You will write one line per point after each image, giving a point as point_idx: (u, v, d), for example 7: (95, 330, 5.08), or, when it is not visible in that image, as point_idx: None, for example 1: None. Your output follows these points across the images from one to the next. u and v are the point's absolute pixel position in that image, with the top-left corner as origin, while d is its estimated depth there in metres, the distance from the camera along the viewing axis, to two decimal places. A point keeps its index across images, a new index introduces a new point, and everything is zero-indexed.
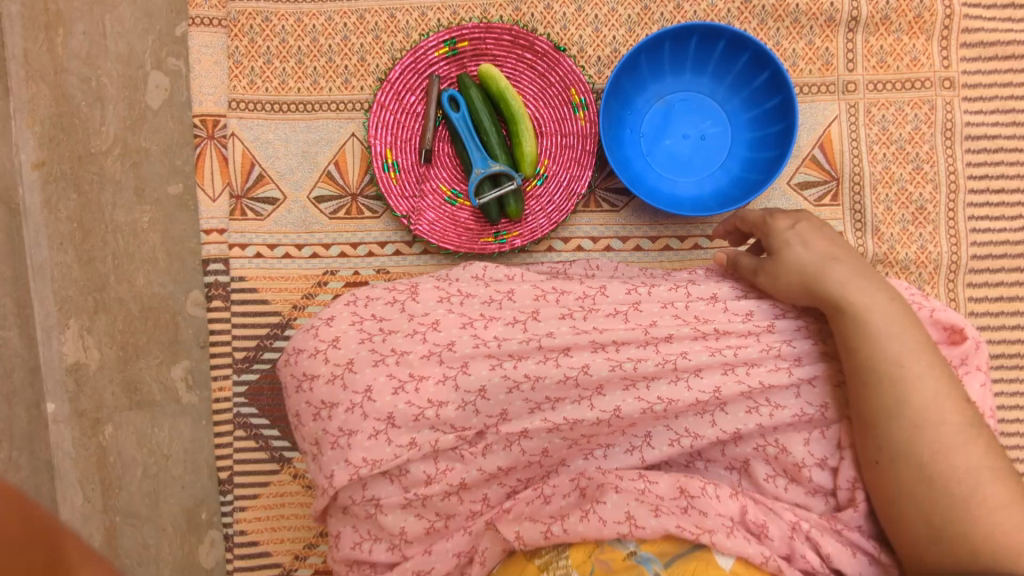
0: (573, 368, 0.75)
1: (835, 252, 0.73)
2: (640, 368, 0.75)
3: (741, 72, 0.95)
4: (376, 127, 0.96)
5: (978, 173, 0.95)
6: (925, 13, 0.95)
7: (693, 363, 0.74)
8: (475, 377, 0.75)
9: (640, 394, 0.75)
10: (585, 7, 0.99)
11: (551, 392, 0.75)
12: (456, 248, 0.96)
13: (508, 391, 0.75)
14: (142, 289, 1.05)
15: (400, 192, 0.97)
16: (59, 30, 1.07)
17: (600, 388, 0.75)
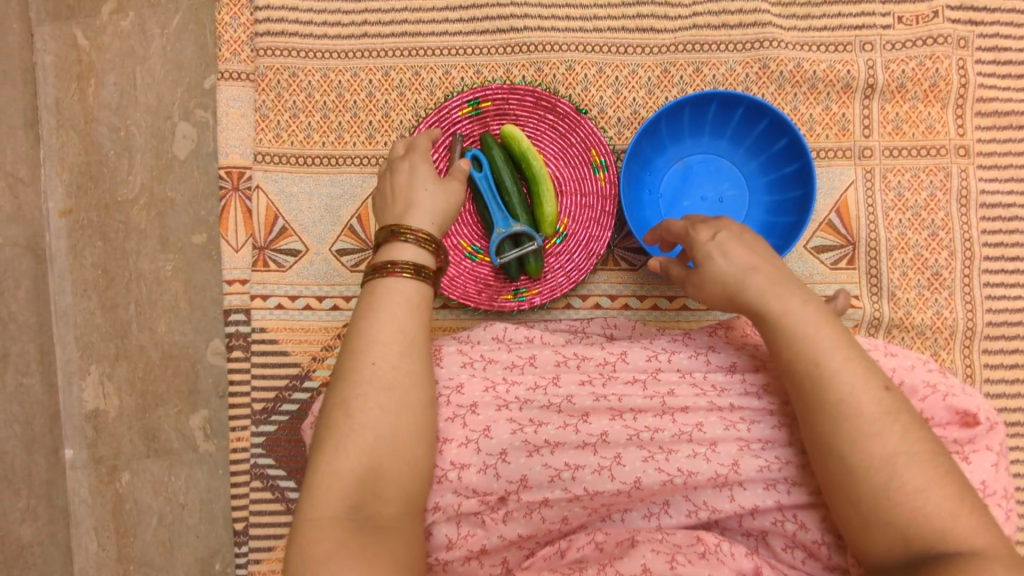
0: (593, 436, 0.76)
1: (756, 261, 0.71)
2: (658, 437, 0.76)
3: (759, 137, 0.96)
4: None
5: (993, 241, 0.96)
6: (941, 82, 0.96)
7: (709, 436, 0.76)
8: (497, 441, 0.76)
9: (660, 464, 0.75)
10: (606, 69, 1.01)
11: (571, 458, 0.76)
12: (476, 304, 0.97)
13: (529, 455, 0.76)
14: (163, 337, 1.07)
15: None
16: (90, 80, 1.09)
17: (619, 456, 0.76)
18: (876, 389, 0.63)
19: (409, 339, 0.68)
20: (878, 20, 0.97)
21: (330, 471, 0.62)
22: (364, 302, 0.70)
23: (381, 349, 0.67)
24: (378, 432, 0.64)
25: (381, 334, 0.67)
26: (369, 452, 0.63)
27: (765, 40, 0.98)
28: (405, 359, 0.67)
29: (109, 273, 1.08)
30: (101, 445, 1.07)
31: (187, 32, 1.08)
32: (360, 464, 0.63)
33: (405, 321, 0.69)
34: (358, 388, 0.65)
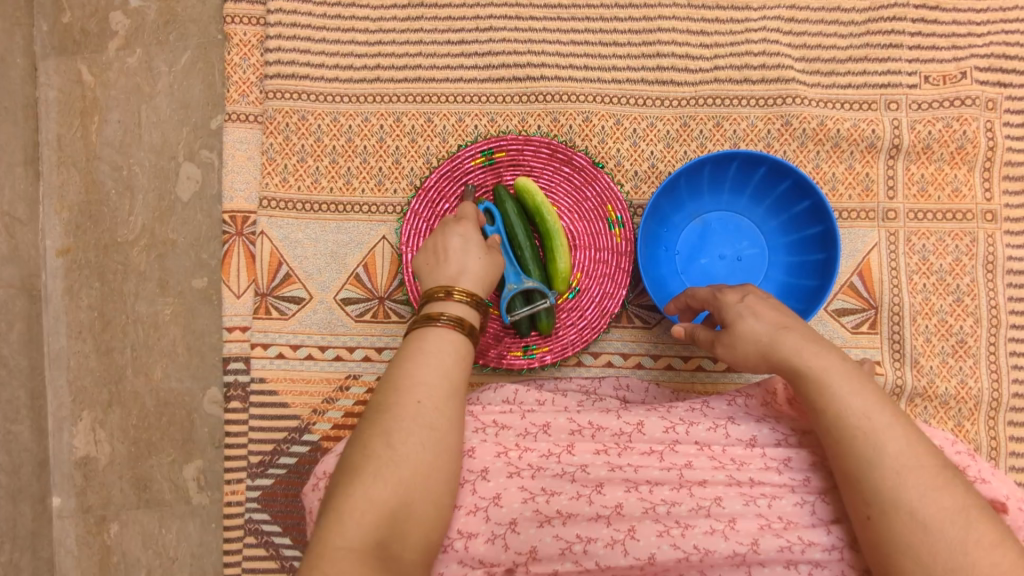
0: (607, 507, 0.72)
1: (786, 322, 0.71)
2: (673, 511, 0.71)
3: (780, 196, 0.93)
4: (408, 235, 0.93)
5: (1020, 309, 0.93)
6: (968, 144, 0.94)
7: (727, 511, 0.70)
8: (507, 509, 0.72)
9: (675, 540, 0.69)
10: (624, 121, 0.98)
11: (583, 530, 0.71)
12: (485, 360, 0.93)
13: (539, 525, 0.71)
14: (159, 383, 1.03)
15: None
16: (94, 117, 1.06)
17: (633, 529, 0.70)
18: (921, 463, 0.59)
19: (452, 384, 0.67)
20: (904, 79, 0.95)
21: (362, 499, 0.59)
22: (412, 347, 0.69)
23: (426, 390, 0.65)
24: (413, 470, 0.62)
25: (428, 376, 0.66)
26: (401, 488, 0.61)
27: (788, 96, 0.96)
28: (448, 402, 0.66)
29: (105, 315, 1.05)
30: (90, 494, 1.03)
31: (195, 71, 1.06)
32: (393, 498, 0.60)
33: (451, 368, 0.68)
34: (399, 421, 0.63)
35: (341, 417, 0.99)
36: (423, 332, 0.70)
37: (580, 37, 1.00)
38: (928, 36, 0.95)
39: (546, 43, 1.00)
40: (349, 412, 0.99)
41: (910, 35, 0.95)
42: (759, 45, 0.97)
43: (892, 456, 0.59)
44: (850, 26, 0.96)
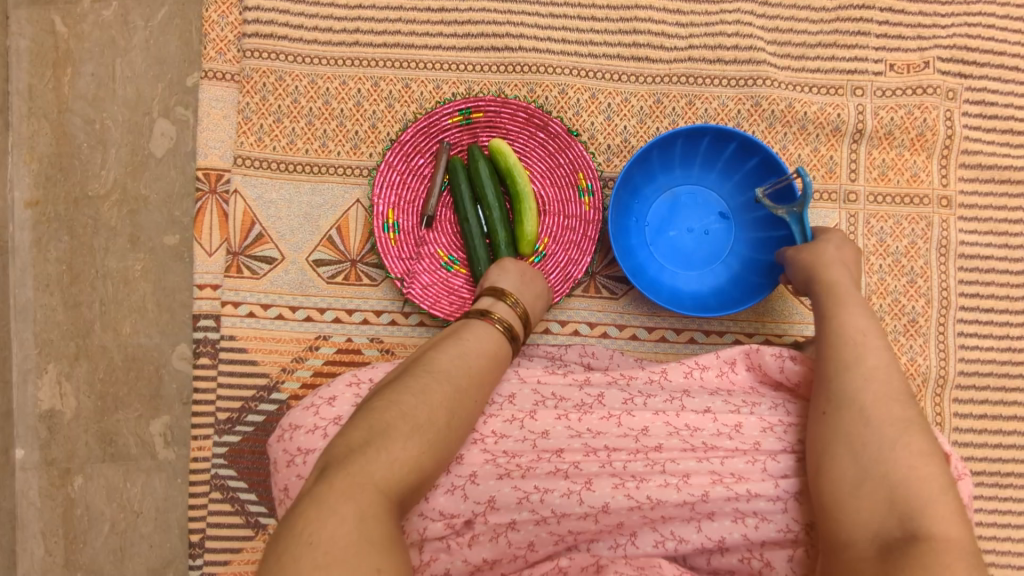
0: (565, 463, 0.74)
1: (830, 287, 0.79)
2: (629, 466, 0.73)
3: (748, 173, 0.96)
4: (381, 186, 0.95)
5: (970, 291, 0.97)
6: (927, 131, 0.97)
7: (680, 468, 0.73)
8: (467, 465, 0.73)
9: (629, 492, 0.72)
10: (599, 95, 1.00)
11: (540, 481, 0.72)
12: (445, 316, 0.94)
13: (498, 477, 0.73)
14: (127, 339, 1.04)
15: (398, 253, 0.96)
16: (66, 69, 1.05)
17: (589, 481, 0.72)
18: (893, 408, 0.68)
19: (483, 390, 0.73)
20: (870, 66, 0.98)
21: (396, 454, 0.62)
22: (466, 337, 0.76)
23: (481, 389, 0.73)
24: (439, 442, 0.66)
25: (484, 376, 0.74)
26: (425, 454, 0.64)
27: (759, 78, 0.98)
28: (475, 398, 0.72)
29: (73, 269, 1.04)
30: (54, 446, 1.04)
31: (172, 27, 1.05)
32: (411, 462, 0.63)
33: (489, 374, 0.75)
34: (437, 396, 0.68)
35: (309, 376, 1.00)
36: (487, 330, 0.78)
37: (559, 10, 1.01)
38: (895, 25, 0.98)
39: (525, 15, 1.01)
40: (318, 371, 1.00)
41: (878, 23, 0.98)
42: (732, 26, 0.99)
43: (868, 364, 0.71)
44: (821, 12, 0.99)
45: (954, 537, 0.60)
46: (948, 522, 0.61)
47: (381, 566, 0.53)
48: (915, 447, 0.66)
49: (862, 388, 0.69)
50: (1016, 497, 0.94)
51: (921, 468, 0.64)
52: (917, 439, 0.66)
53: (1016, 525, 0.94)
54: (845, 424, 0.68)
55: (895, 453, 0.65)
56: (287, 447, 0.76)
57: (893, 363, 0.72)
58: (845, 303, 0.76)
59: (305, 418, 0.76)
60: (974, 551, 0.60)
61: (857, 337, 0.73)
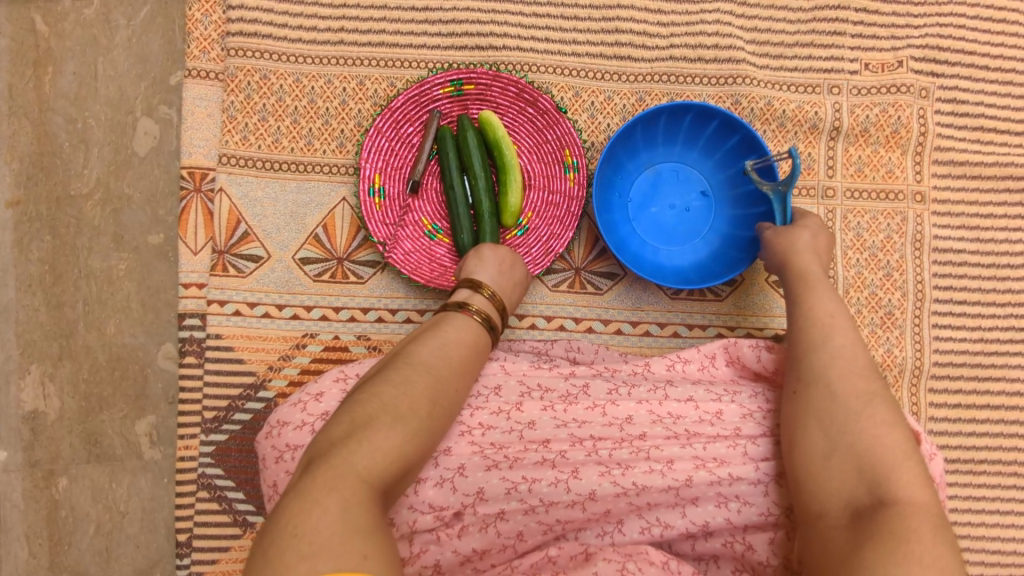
0: (552, 452, 0.75)
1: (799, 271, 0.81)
2: (615, 454, 0.75)
3: (728, 150, 0.98)
4: (369, 151, 0.96)
5: (944, 284, 0.99)
6: (901, 129, 1.00)
7: (665, 454, 0.74)
8: (456, 457, 0.74)
9: (614, 479, 0.73)
10: (582, 93, 1.01)
11: (528, 472, 0.74)
12: (427, 282, 0.96)
13: (486, 469, 0.74)
14: (111, 339, 1.03)
15: (382, 218, 0.97)
16: (47, 68, 1.04)
17: (576, 470, 0.74)
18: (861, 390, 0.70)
19: (465, 379, 0.74)
20: (846, 65, 1.00)
21: (378, 444, 0.63)
22: (448, 329, 0.78)
23: (462, 378, 0.74)
24: (425, 431, 0.67)
25: (466, 366, 0.75)
26: (409, 442, 0.65)
27: (738, 76, 1.00)
28: (457, 387, 0.73)
29: (56, 269, 1.04)
30: (38, 448, 1.03)
31: (155, 26, 1.05)
32: (395, 449, 0.64)
33: (472, 364, 0.76)
34: (419, 386, 0.69)
35: (296, 374, 1.01)
36: (465, 320, 0.79)
37: (543, 10, 1.02)
38: (870, 26, 1.00)
39: (509, 14, 1.02)
40: (305, 369, 1.01)
41: (853, 24, 1.01)
42: (712, 26, 1.01)
43: (834, 342, 0.73)
44: (798, 12, 1.01)
45: (919, 499, 0.62)
46: (913, 486, 0.63)
47: (367, 552, 0.53)
48: (880, 418, 0.68)
49: (829, 365, 0.72)
50: (990, 483, 0.97)
51: (885, 438, 0.66)
52: (882, 410, 0.68)
53: (989, 511, 0.96)
54: (815, 399, 0.70)
55: (861, 424, 0.67)
56: (276, 443, 0.76)
57: (858, 341, 0.74)
58: (812, 285, 0.79)
59: (293, 414, 0.77)
60: (937, 511, 0.62)
61: (827, 319, 0.75)
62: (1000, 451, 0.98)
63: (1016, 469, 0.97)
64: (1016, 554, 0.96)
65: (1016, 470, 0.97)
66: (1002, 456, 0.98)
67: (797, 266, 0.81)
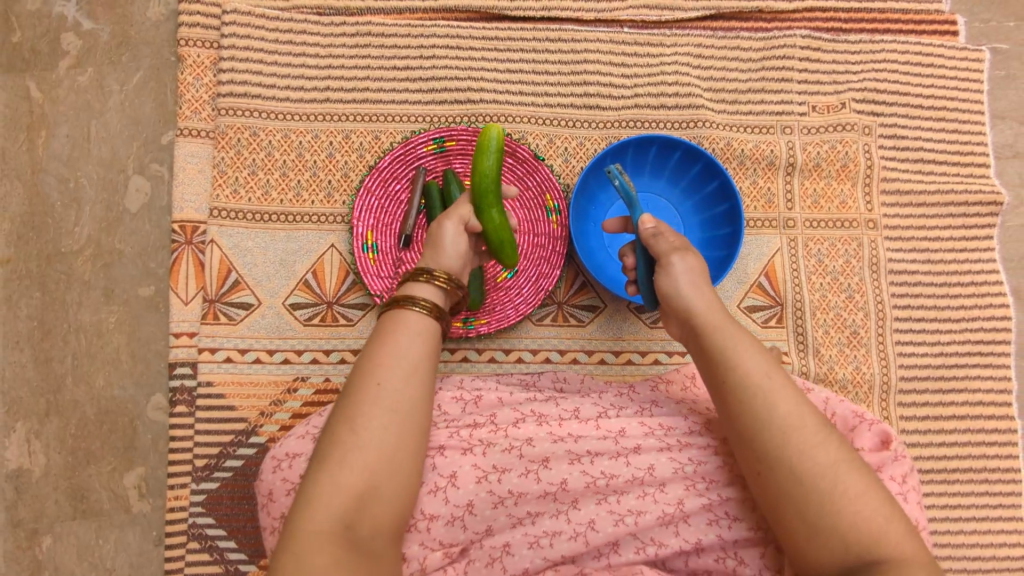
0: (552, 484, 0.77)
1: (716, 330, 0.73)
2: (612, 483, 0.77)
3: (694, 179, 1.05)
4: (360, 210, 1.02)
5: (902, 303, 1.06)
6: (850, 163, 1.08)
7: (658, 478, 0.77)
8: (463, 494, 0.76)
9: (611, 507, 0.75)
10: (556, 140, 1.09)
11: (533, 507, 0.77)
12: None
13: (494, 506, 0.77)
14: (100, 392, 1.04)
15: (377, 272, 1.02)
16: (41, 132, 1.08)
17: (575, 501, 0.76)
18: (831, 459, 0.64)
19: (414, 377, 0.70)
20: (795, 108, 1.09)
21: (330, 484, 0.63)
22: (385, 331, 0.73)
23: (393, 375, 0.69)
24: (382, 454, 0.65)
25: (402, 361, 0.70)
26: (367, 471, 0.64)
27: (699, 120, 1.08)
28: (412, 384, 0.69)
29: (45, 324, 1.05)
30: (21, 507, 1.02)
31: (147, 90, 1.10)
32: (358, 482, 0.64)
33: (427, 354, 0.72)
34: (359, 415, 0.66)
35: (288, 418, 1.02)
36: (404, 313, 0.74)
37: (515, 66, 1.10)
38: (813, 72, 1.10)
39: (484, 71, 1.09)
40: (296, 413, 1.02)
41: (799, 71, 1.10)
42: (672, 76, 1.09)
43: (780, 415, 0.66)
44: (748, 62, 1.10)
45: (910, 557, 0.60)
46: (902, 541, 0.61)
47: None
48: (853, 489, 0.63)
49: (785, 442, 0.65)
50: (963, 491, 1.01)
51: (865, 510, 0.62)
52: (853, 478, 0.63)
53: (966, 518, 1.01)
54: (784, 485, 0.64)
55: (839, 501, 0.62)
56: (286, 475, 0.77)
57: (799, 398, 0.68)
58: (731, 345, 0.71)
59: (302, 446, 0.78)
60: (929, 564, 0.61)
61: (764, 386, 0.67)
62: (970, 460, 1.03)
63: (987, 476, 1.02)
64: (994, 558, 1.00)
65: (986, 477, 1.02)
66: (972, 465, 1.02)
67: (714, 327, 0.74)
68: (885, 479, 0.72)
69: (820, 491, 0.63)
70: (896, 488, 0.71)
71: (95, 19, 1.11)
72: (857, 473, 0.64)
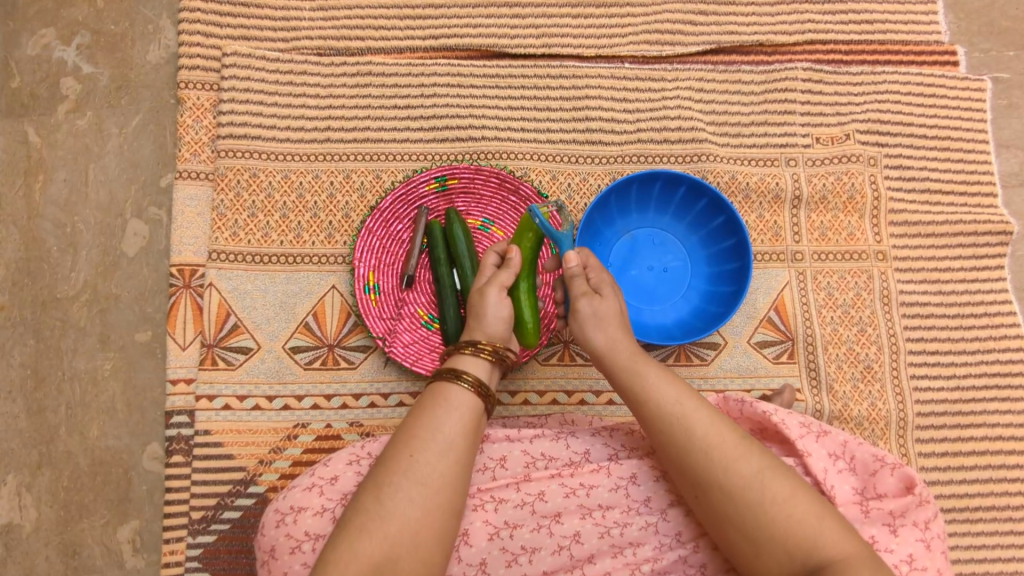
0: (566, 537, 0.74)
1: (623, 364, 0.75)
2: (626, 533, 0.74)
3: (699, 214, 1.04)
4: (362, 251, 1.00)
5: (915, 336, 1.04)
6: (856, 194, 1.07)
7: (673, 526, 0.74)
8: (477, 552, 0.73)
9: (627, 561, 0.73)
10: (559, 176, 1.07)
11: (548, 565, 0.73)
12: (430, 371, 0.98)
13: (507, 564, 0.74)
14: (94, 442, 1.01)
15: (379, 313, 1.00)
16: (38, 176, 1.07)
17: (590, 557, 0.73)
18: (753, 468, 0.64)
19: (448, 453, 0.68)
20: (799, 140, 1.09)
21: (348, 550, 0.62)
22: (432, 399, 0.72)
23: (423, 447, 0.68)
24: (402, 528, 0.64)
25: (438, 434, 0.69)
26: (385, 545, 0.63)
27: (703, 154, 1.07)
28: (446, 460, 0.67)
29: (38, 373, 1.02)
30: (11, 564, 0.98)
31: (146, 133, 1.09)
32: (377, 553, 0.62)
33: (466, 431, 0.70)
34: (386, 484, 0.66)
35: (288, 466, 0.99)
36: (448, 385, 0.73)
37: (517, 103, 1.09)
38: (816, 104, 1.10)
39: (485, 108, 1.09)
40: (297, 461, 0.99)
41: (801, 103, 1.10)
42: (674, 110, 1.09)
43: (699, 437, 0.66)
44: (751, 95, 1.10)
45: (850, 557, 0.59)
46: (841, 540, 0.60)
47: None
48: (781, 494, 0.62)
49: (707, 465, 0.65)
50: (987, 530, 0.98)
51: (797, 514, 0.61)
52: (780, 483, 0.63)
53: (991, 558, 0.97)
54: (716, 505, 0.64)
55: (767, 507, 0.62)
56: (291, 531, 0.74)
57: (716, 416, 0.68)
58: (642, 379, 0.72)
59: (308, 499, 0.75)
60: (873, 562, 0.59)
61: (676, 412, 0.68)
62: (993, 498, 0.99)
63: (1011, 515, 0.99)
64: None
65: (1010, 516, 0.99)
66: (995, 502, 0.99)
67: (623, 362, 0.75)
68: (907, 525, 0.69)
69: (751, 508, 0.62)
70: (918, 535, 0.68)
71: (96, 63, 1.10)
72: (780, 477, 0.64)
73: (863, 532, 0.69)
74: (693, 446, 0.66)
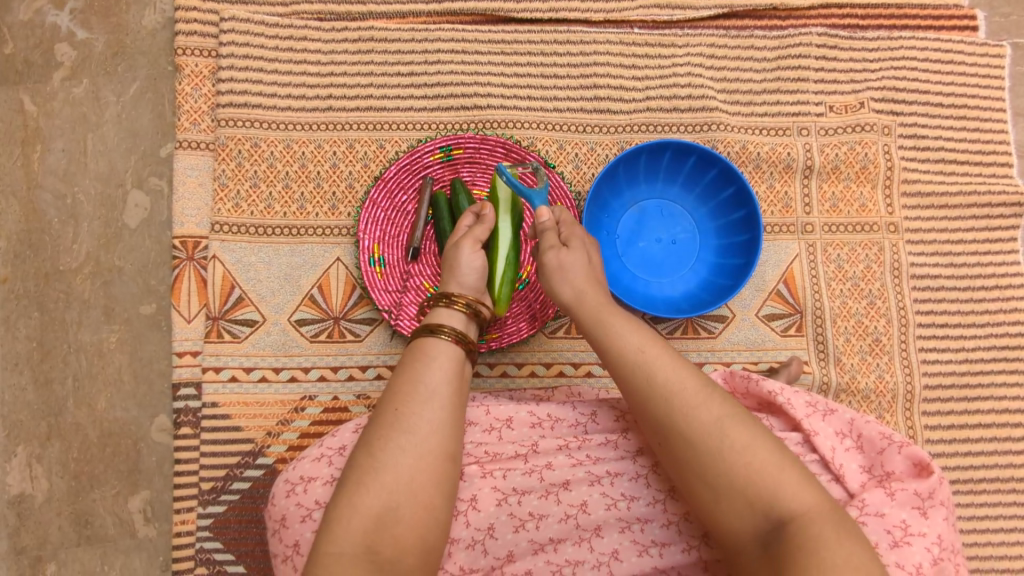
0: (573, 506, 0.73)
1: (592, 312, 0.73)
2: (633, 507, 0.73)
3: (709, 184, 1.02)
4: (366, 223, 0.98)
5: (925, 309, 1.03)
6: (869, 164, 1.05)
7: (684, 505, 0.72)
8: (485, 517, 0.73)
9: (635, 537, 0.72)
10: (566, 146, 1.05)
11: (554, 532, 0.73)
12: None
13: (515, 530, 0.73)
14: (102, 414, 1.01)
15: (385, 286, 0.99)
16: (36, 146, 1.05)
17: (598, 528, 0.72)
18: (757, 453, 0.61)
19: (433, 401, 0.68)
20: (812, 108, 1.06)
21: (348, 504, 0.63)
22: (415, 356, 0.72)
23: (405, 399, 0.68)
24: (399, 477, 0.64)
25: (422, 385, 0.69)
26: (384, 499, 0.63)
27: (713, 123, 1.05)
28: (432, 409, 0.68)
29: (44, 345, 1.02)
30: (25, 534, 0.99)
31: (144, 101, 1.07)
32: (378, 504, 0.63)
33: (452, 382, 0.71)
34: (375, 439, 0.66)
35: (296, 438, 0.99)
36: (422, 340, 0.74)
37: (523, 70, 1.07)
38: (830, 71, 1.07)
39: (491, 74, 1.06)
40: (305, 433, 0.99)
41: (815, 69, 1.07)
42: (684, 78, 1.06)
43: (660, 383, 0.65)
44: (763, 62, 1.07)
45: (811, 511, 0.58)
46: (801, 493, 0.59)
47: None
48: (742, 440, 0.61)
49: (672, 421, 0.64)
50: (990, 502, 0.99)
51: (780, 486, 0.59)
52: (740, 430, 0.62)
53: (994, 529, 0.98)
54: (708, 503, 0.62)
55: (726, 460, 0.61)
56: (302, 500, 0.74)
57: (680, 363, 0.67)
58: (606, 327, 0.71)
59: (318, 469, 0.76)
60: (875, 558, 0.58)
61: (638, 358, 0.67)
62: (997, 469, 1.00)
63: (1014, 486, 1.00)
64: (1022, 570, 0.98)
65: (1014, 487, 0.99)
66: (998, 474, 1.00)
67: (595, 310, 0.73)
68: (933, 506, 0.68)
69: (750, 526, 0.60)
70: (943, 514, 0.68)
71: (90, 28, 1.07)
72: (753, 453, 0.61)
73: (893, 516, 0.67)
74: (655, 398, 0.65)
